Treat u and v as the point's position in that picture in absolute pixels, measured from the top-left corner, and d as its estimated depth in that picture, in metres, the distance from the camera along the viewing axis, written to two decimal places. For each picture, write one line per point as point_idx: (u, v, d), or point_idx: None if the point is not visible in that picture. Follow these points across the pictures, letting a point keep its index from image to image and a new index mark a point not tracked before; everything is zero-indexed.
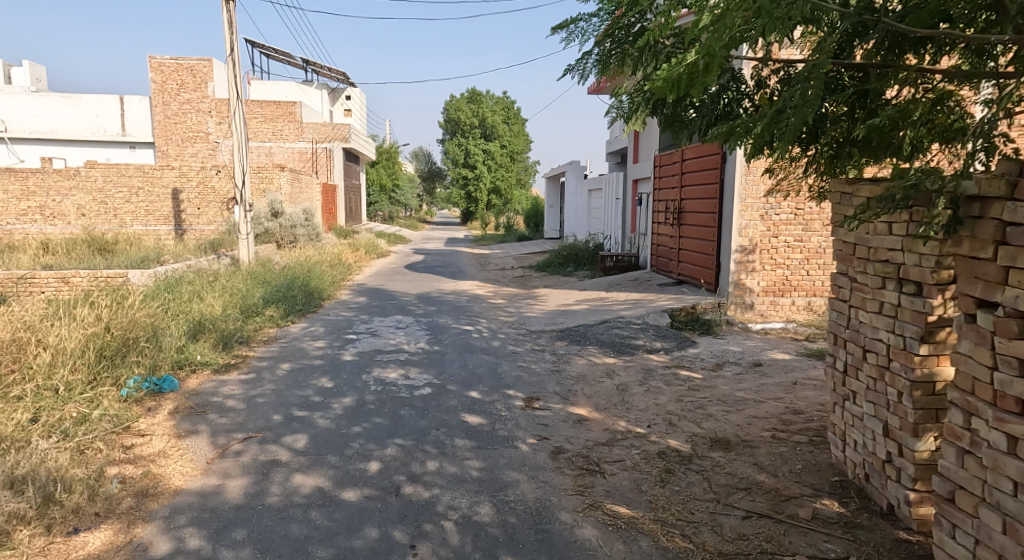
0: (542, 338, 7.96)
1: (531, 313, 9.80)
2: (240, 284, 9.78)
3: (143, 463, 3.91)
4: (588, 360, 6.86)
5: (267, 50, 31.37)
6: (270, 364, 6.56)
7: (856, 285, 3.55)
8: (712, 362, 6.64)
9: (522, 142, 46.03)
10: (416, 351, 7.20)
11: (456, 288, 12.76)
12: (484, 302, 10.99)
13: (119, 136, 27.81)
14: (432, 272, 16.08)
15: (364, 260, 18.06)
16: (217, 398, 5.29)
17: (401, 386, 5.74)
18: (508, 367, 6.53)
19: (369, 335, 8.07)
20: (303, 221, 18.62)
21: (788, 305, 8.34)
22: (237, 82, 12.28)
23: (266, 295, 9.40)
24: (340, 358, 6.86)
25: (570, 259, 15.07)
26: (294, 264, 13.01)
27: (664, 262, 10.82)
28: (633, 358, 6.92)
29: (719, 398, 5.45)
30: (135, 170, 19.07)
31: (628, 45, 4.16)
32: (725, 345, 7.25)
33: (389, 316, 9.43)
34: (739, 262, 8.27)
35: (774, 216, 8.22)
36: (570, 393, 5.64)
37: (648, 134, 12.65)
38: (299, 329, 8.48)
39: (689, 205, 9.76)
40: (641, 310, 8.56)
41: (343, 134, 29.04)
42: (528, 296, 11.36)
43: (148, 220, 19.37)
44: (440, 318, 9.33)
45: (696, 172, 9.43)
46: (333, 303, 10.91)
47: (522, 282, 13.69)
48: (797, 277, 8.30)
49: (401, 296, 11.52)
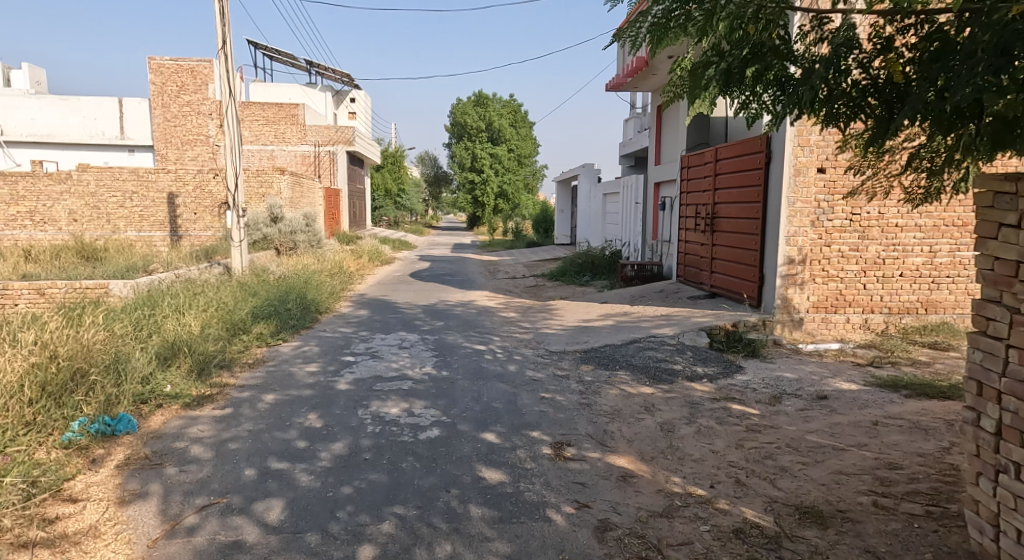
0: (564, 361, 7.02)
1: (549, 329, 8.85)
2: (228, 298, 8.88)
3: (63, 548, 2.99)
4: (621, 391, 5.92)
5: (269, 52, 30.78)
6: (253, 394, 5.63)
7: (1019, 316, 2.61)
8: (766, 393, 5.69)
9: (530, 146, 45.13)
10: (422, 378, 6.27)
11: (464, 300, 11.84)
12: (496, 316, 10.05)
13: (118, 139, 27.15)
14: (439, 281, 15.18)
15: (368, 268, 17.17)
16: (180, 443, 4.36)
17: (404, 426, 4.81)
18: (529, 399, 5.58)
19: (368, 357, 7.14)
20: (304, 226, 17.78)
21: (842, 323, 7.39)
22: (230, 78, 11.44)
23: (255, 310, 8.48)
24: (334, 387, 5.92)
25: (585, 267, 14.15)
26: (290, 273, 12.14)
27: (693, 272, 9.91)
28: (673, 388, 5.98)
29: (789, 443, 4.49)
30: (129, 173, 18.26)
31: (693, 6, 3.19)
32: (778, 372, 6.30)
33: (392, 333, 8.52)
34: (786, 274, 7.32)
35: (826, 222, 7.28)
36: (607, 436, 4.69)
37: (673, 132, 11.77)
38: (291, 349, 7.55)
39: (723, 210, 8.83)
40: (674, 329, 7.62)
41: (349, 138, 28.23)
42: (544, 310, 10.42)
43: (143, 226, 18.56)
44: (448, 335, 8.41)
45: (732, 173, 8.51)
46: (331, 317, 9.99)
47: (535, 293, 12.77)
48: (852, 290, 7.36)
49: (406, 309, 10.60)
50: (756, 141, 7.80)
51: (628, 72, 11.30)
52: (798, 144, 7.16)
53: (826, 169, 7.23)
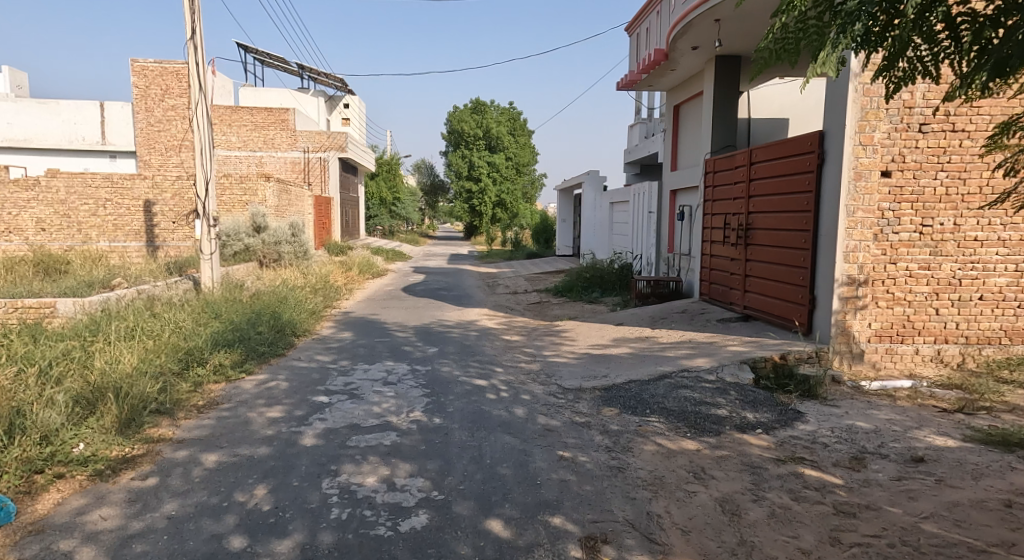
0: (582, 403, 5.82)
1: (560, 358, 7.65)
2: (187, 320, 7.68)
3: None
4: (659, 447, 4.72)
5: (260, 56, 29.86)
6: (191, 453, 4.42)
7: None
8: (843, 452, 4.50)
9: (528, 154, 44.06)
10: (409, 429, 5.05)
11: (462, 319, 10.63)
12: (498, 340, 8.84)
13: (99, 145, 26.01)
14: (434, 296, 14.02)
15: (358, 281, 16.01)
16: (67, 543, 3.15)
17: (380, 508, 3.60)
18: (544, 462, 4.38)
19: (347, 397, 5.94)
20: (290, 236, 16.62)
21: (910, 355, 6.21)
22: (201, 72, 10.28)
23: (216, 336, 7.26)
24: (299, 443, 4.72)
25: (593, 282, 12.99)
26: (268, 289, 10.95)
27: (722, 290, 8.75)
28: (723, 443, 4.78)
29: (905, 539, 3.29)
30: (102, 180, 17.09)
31: None
32: (846, 419, 5.11)
33: (378, 363, 7.32)
34: (844, 297, 6.16)
35: (891, 235, 6.14)
36: (653, 524, 3.49)
37: (694, 132, 10.68)
38: (254, 386, 6.33)
39: (759, 220, 7.69)
40: (711, 361, 6.42)
41: (340, 143, 26.82)
42: (551, 332, 9.24)
43: (117, 236, 17.35)
44: (442, 366, 7.20)
45: (771, 178, 7.38)
46: (309, 341, 8.79)
47: (539, 310, 11.60)
48: (922, 316, 6.19)
49: (396, 332, 9.38)
50: (804, 140, 6.67)
51: (644, 67, 10.25)
52: (859, 143, 6.03)
53: (892, 172, 6.08)
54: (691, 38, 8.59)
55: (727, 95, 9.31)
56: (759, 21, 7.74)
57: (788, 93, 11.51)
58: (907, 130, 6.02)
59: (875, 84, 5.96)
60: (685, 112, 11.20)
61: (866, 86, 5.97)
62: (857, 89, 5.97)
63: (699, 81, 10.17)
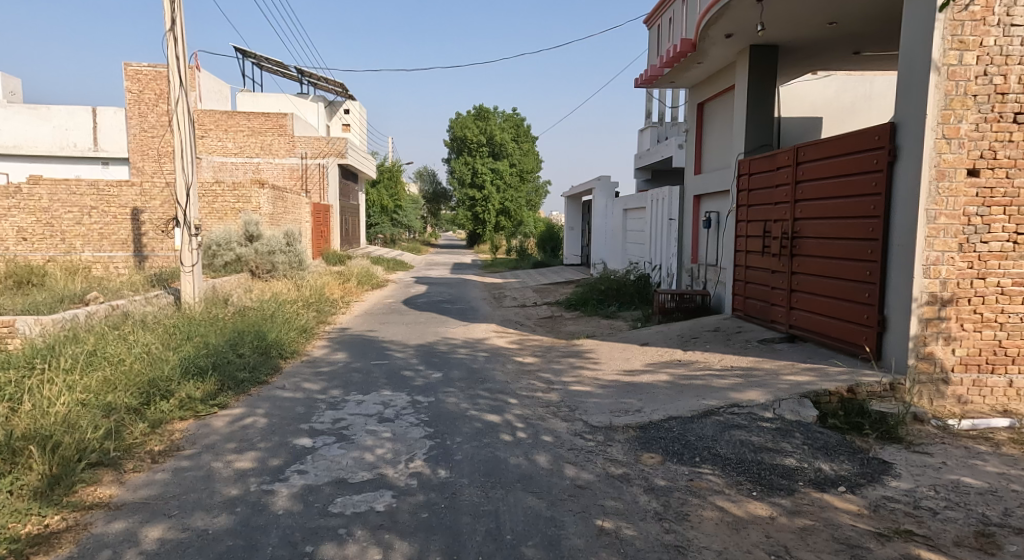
0: (615, 448, 4.86)
1: (583, 387, 6.69)
2: (156, 343, 6.77)
3: None
4: (721, 513, 3.76)
5: (258, 61, 29.18)
6: (130, 525, 3.47)
7: None
8: (960, 523, 3.53)
9: (533, 161, 43.23)
10: (408, 486, 4.10)
11: (469, 338, 9.69)
12: (510, 363, 7.89)
13: (90, 151, 25.21)
14: (437, 309, 13.08)
15: (356, 294, 15.09)
16: None
17: None
18: (580, 538, 3.42)
19: (335, 440, 4.99)
20: (284, 246, 15.73)
21: (1002, 388, 5.24)
22: (182, 66, 9.38)
23: (187, 362, 6.34)
24: (269, 507, 3.76)
25: (609, 295, 12.05)
26: (255, 303, 10.03)
27: (761, 306, 7.81)
28: (801, 508, 3.81)
29: None
30: (88, 187, 16.21)
31: None
32: (947, 473, 4.15)
33: (374, 394, 6.36)
34: (923, 318, 5.20)
35: (978, 245, 5.18)
36: None
37: (723, 132, 9.77)
38: (226, 424, 5.40)
39: (808, 227, 6.76)
40: (764, 395, 5.47)
41: (340, 149, 25.62)
42: (568, 354, 8.29)
43: (102, 245, 16.44)
44: (448, 397, 6.24)
45: (824, 179, 6.45)
46: (298, 364, 7.85)
47: (552, 327, 10.65)
48: (1016, 342, 5.23)
49: (395, 353, 8.42)
50: (869, 134, 5.73)
51: (666, 61, 9.36)
52: (943, 136, 5.08)
53: (980, 170, 5.12)
54: (725, 25, 7.69)
55: (762, 89, 8.39)
56: (805, 3, 6.83)
57: (821, 91, 10.60)
58: (998, 120, 5.07)
59: (962, 66, 5.02)
60: (711, 110, 10.31)
61: (951, 67, 5.02)
62: (940, 72, 5.03)
63: (729, 75, 9.27)
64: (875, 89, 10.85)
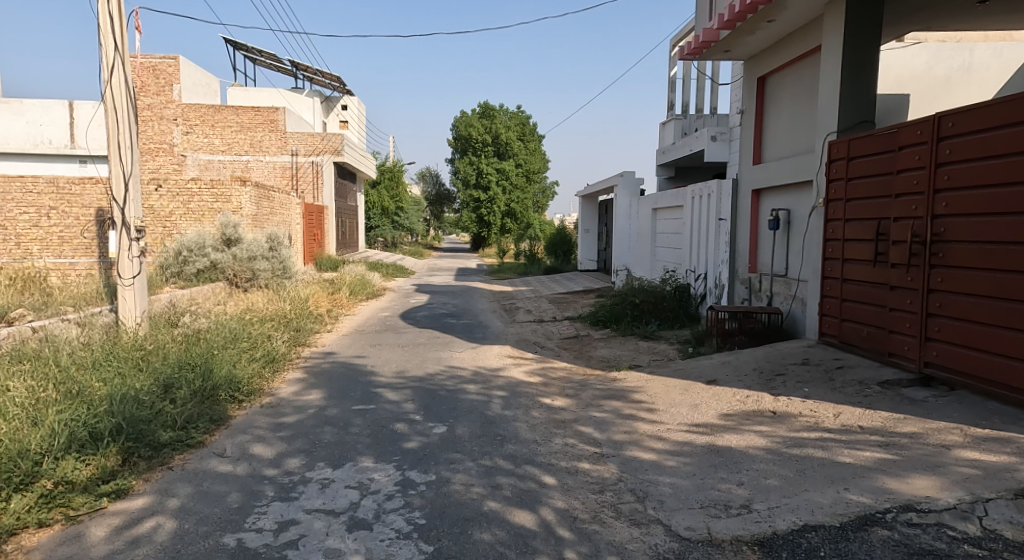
0: None
1: (646, 454, 4.70)
2: (44, 392, 4.84)
3: None
4: None
5: (251, 54, 27.43)
6: None
7: None
8: None
9: (539, 162, 41.34)
10: None
11: (479, 366, 7.72)
12: (536, 409, 5.91)
13: (68, 148, 23.46)
14: (440, 325, 11.13)
15: (347, 306, 13.19)
16: None
17: None
18: None
19: None
20: (267, 251, 13.79)
21: None
22: (117, 26, 7.45)
23: (77, 421, 4.38)
24: None
25: (644, 309, 10.05)
26: (214, 323, 8.08)
27: (870, 333, 5.85)
28: None
29: None
30: (47, 185, 14.38)
31: None
32: None
33: (347, 468, 4.39)
34: None
35: None
36: None
37: (798, 109, 7.84)
38: (110, 534, 3.47)
39: (963, 227, 4.79)
40: (948, 486, 3.49)
41: (336, 146, 23.60)
42: (610, 394, 6.32)
43: (63, 250, 14.56)
44: (454, 475, 4.27)
45: (999, 159, 4.51)
46: (253, 410, 5.88)
47: (580, 350, 8.68)
48: None
49: (386, 393, 6.46)
50: None
51: (728, 21, 7.41)
52: None
53: None
54: None
55: (864, 48, 6.44)
56: None
57: (908, 61, 8.61)
58: None
59: None
60: (778, 83, 8.37)
61: None
62: None
63: (811, 35, 7.33)
64: (974, 59, 8.82)
